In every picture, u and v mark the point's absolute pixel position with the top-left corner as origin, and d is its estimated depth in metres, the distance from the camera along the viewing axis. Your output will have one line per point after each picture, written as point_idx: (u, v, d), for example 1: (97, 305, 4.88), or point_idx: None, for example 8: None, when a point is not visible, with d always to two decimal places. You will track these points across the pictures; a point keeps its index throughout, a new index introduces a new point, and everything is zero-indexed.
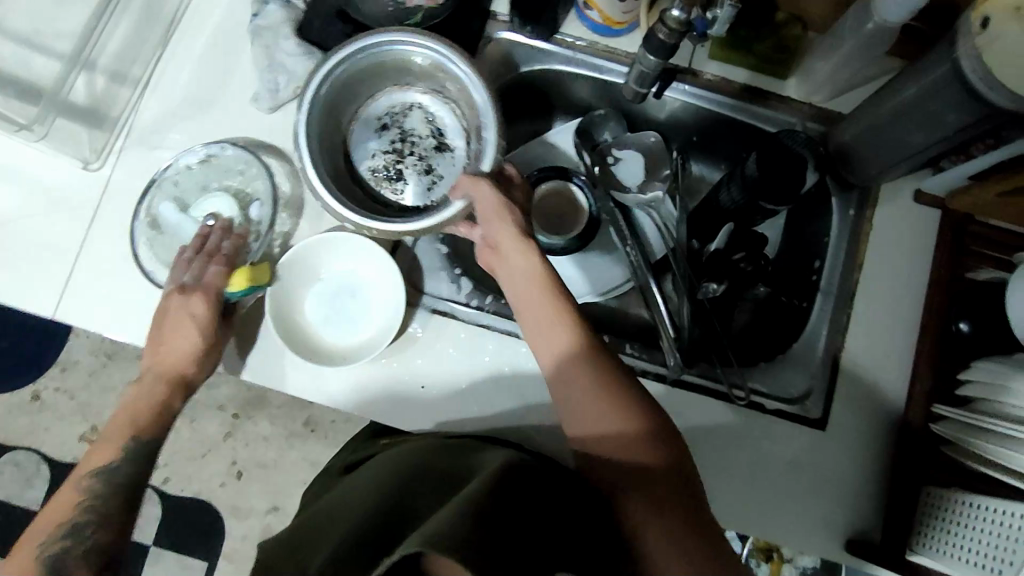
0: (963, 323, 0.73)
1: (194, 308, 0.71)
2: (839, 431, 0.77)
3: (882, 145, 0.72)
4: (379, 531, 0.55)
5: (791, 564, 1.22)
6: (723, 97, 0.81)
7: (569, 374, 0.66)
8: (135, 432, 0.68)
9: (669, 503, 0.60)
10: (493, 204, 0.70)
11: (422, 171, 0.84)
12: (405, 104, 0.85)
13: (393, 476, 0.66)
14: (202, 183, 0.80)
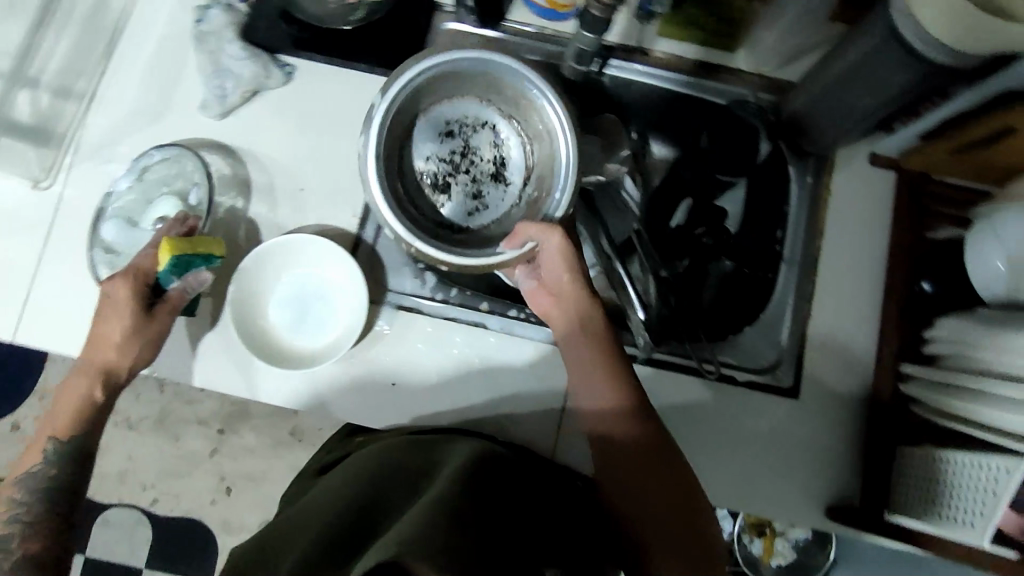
0: (925, 282, 0.75)
1: (113, 292, 0.69)
2: (812, 397, 0.77)
3: (832, 112, 0.72)
4: (341, 534, 0.54)
5: (783, 538, 1.16)
6: (676, 75, 0.81)
7: (591, 390, 0.66)
8: (55, 433, 0.68)
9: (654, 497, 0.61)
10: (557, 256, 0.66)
11: (469, 193, 0.79)
12: (479, 119, 0.78)
13: (360, 478, 0.64)
14: (146, 195, 0.78)
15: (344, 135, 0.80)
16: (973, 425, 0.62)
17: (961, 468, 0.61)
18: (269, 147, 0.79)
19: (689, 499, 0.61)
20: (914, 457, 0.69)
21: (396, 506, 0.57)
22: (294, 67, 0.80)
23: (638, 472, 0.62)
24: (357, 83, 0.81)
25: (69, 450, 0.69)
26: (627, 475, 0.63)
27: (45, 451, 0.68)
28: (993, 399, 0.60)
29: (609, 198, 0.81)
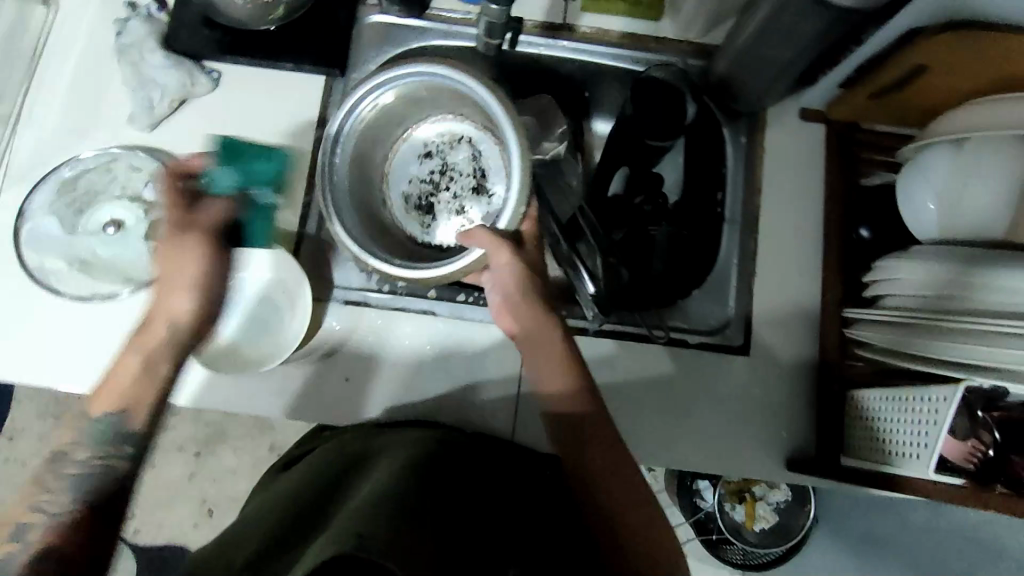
0: (863, 229, 0.76)
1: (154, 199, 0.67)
2: (764, 352, 0.78)
3: (755, 69, 0.73)
4: (291, 535, 0.51)
5: (765, 501, 1.11)
6: (604, 47, 0.81)
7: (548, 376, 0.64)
8: (132, 399, 0.60)
9: (611, 492, 0.60)
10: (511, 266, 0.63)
11: (453, 211, 0.79)
12: (454, 136, 0.79)
13: (309, 477, 0.61)
14: (86, 199, 0.79)
15: (277, 136, 0.80)
16: (917, 359, 0.63)
17: (912, 405, 0.61)
18: (204, 154, 0.79)
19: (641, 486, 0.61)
20: (869, 401, 0.69)
21: (344, 495, 0.54)
22: (221, 73, 0.80)
23: (599, 463, 0.62)
24: (287, 83, 0.80)
25: (104, 427, 0.58)
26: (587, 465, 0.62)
27: (82, 432, 0.59)
28: (934, 332, 0.61)
29: (552, 177, 0.81)
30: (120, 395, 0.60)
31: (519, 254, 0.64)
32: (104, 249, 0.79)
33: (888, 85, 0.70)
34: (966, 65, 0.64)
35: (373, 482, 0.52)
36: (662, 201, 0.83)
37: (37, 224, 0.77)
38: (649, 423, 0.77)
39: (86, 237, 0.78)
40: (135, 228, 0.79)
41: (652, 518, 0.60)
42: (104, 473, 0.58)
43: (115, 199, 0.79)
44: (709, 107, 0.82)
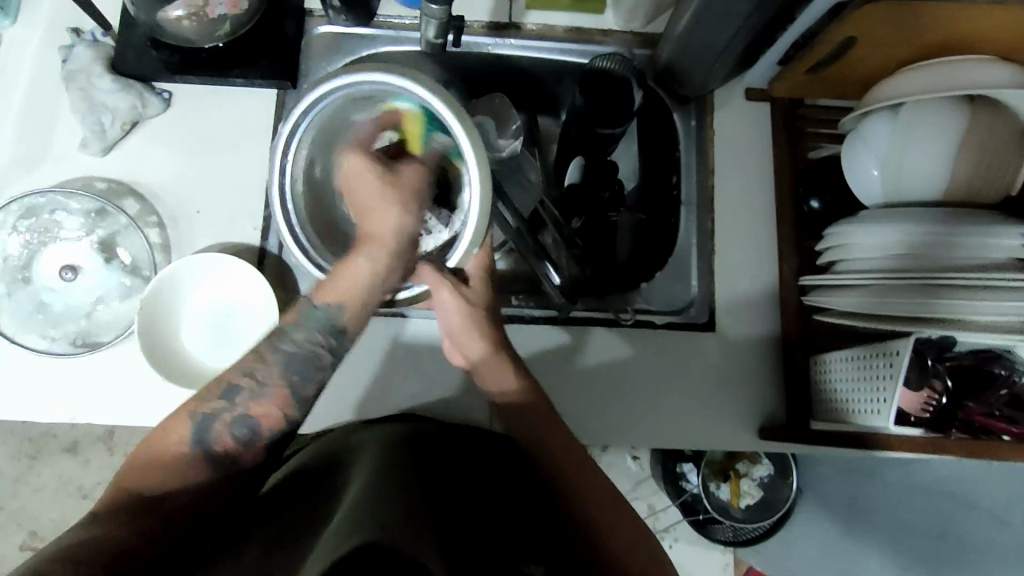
0: (813, 201, 0.78)
1: (351, 166, 0.60)
2: (729, 327, 0.80)
3: (698, 53, 0.75)
4: (266, 531, 0.49)
5: (749, 478, 1.07)
6: (551, 43, 0.83)
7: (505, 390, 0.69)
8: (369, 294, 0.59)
9: (587, 501, 0.62)
10: (452, 303, 0.65)
11: None
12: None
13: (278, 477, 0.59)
14: (28, 250, 0.79)
15: (234, 151, 0.80)
16: (885, 319, 0.64)
17: (877, 361, 0.62)
18: (161, 175, 0.79)
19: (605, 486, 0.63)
20: (834, 362, 0.70)
21: (323, 496, 0.51)
22: (171, 93, 0.80)
23: (573, 478, 0.64)
24: (240, 99, 0.81)
25: (326, 315, 0.59)
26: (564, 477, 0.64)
27: (302, 315, 0.59)
28: (910, 291, 0.62)
29: (514, 175, 0.81)
30: (349, 296, 0.59)
31: (461, 289, 0.65)
32: (62, 297, 0.80)
33: (822, 59, 0.73)
34: (893, 34, 0.67)
35: (352, 484, 0.50)
36: (619, 186, 0.84)
37: (16, 308, 0.78)
38: (625, 405, 0.78)
39: (49, 289, 0.79)
40: (89, 263, 0.80)
41: (631, 522, 0.61)
42: (308, 359, 0.59)
43: (60, 249, 0.80)
44: (655, 91, 0.84)
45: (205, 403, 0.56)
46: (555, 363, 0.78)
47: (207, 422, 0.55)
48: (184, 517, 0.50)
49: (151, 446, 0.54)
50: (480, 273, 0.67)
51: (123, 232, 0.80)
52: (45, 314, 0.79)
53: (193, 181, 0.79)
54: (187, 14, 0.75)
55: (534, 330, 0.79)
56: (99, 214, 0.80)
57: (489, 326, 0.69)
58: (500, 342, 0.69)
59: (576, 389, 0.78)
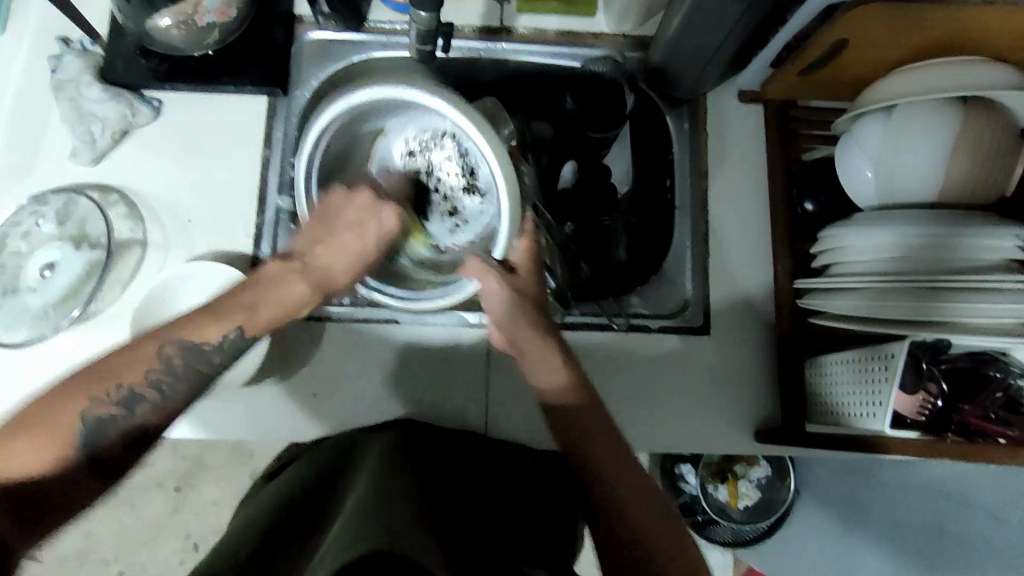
0: (807, 203, 0.78)
1: (386, 219, 0.66)
2: (725, 331, 0.80)
3: (689, 56, 0.75)
4: (279, 544, 0.47)
5: (747, 480, 1.13)
6: (542, 46, 0.83)
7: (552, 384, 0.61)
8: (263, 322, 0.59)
9: (632, 516, 0.55)
10: (499, 295, 0.61)
11: (445, 212, 0.76)
12: (436, 131, 0.75)
13: (295, 483, 0.58)
14: (16, 259, 0.78)
15: (225, 159, 0.79)
16: (882, 322, 0.64)
17: (873, 362, 0.62)
18: (152, 184, 0.78)
19: (653, 500, 0.56)
20: (830, 365, 0.70)
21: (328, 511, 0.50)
22: (161, 101, 0.80)
23: (619, 484, 0.56)
24: (230, 107, 0.80)
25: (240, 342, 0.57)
26: (600, 474, 0.57)
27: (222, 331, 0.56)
28: (908, 294, 0.62)
29: None
30: (271, 312, 0.59)
31: (510, 280, 0.61)
32: (43, 296, 0.77)
33: (813, 62, 0.73)
34: (883, 36, 0.67)
35: (351, 496, 0.48)
36: (612, 190, 0.83)
37: (9, 321, 0.76)
38: (622, 409, 0.78)
39: (32, 291, 0.77)
40: (66, 262, 0.78)
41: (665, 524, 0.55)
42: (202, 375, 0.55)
43: (38, 259, 0.78)
44: (647, 94, 0.84)
45: (99, 402, 0.50)
46: None
47: (91, 419, 0.50)
48: (28, 506, 0.47)
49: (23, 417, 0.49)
50: (529, 262, 0.64)
51: (86, 212, 0.76)
52: (29, 314, 0.76)
53: (185, 190, 0.79)
54: (175, 22, 0.74)
55: None
56: (64, 201, 0.77)
57: (541, 314, 0.62)
58: (549, 329, 0.62)
59: None
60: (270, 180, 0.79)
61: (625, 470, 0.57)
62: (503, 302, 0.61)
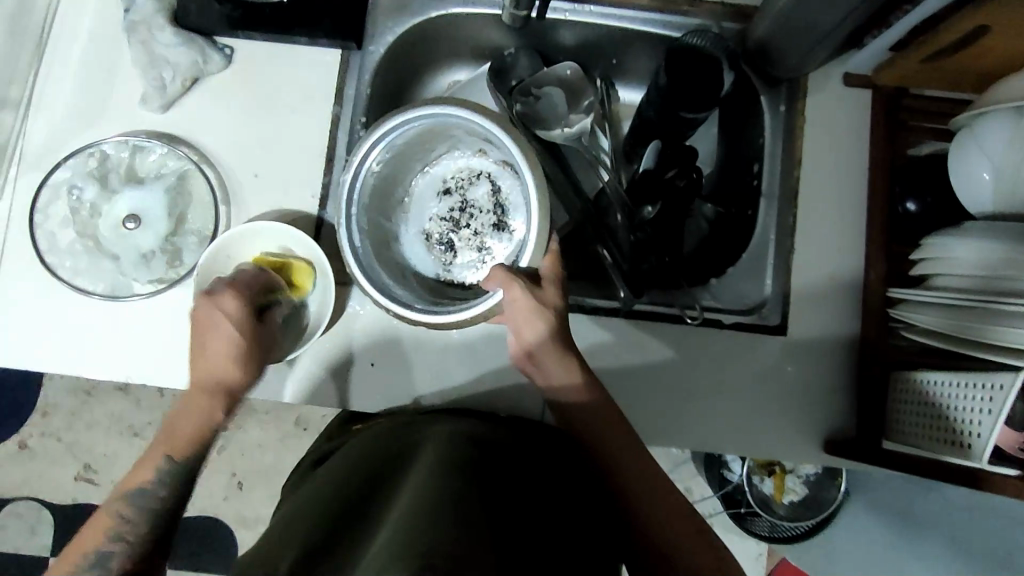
0: (909, 203, 0.72)
1: (222, 307, 0.60)
2: (801, 333, 0.75)
3: (799, 33, 0.68)
4: (336, 526, 0.48)
5: (794, 474, 1.12)
6: (633, 11, 0.76)
7: (565, 392, 0.66)
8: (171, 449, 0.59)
9: (669, 527, 0.59)
10: (525, 304, 0.61)
11: (474, 248, 0.75)
12: (473, 171, 0.75)
13: (355, 466, 0.58)
14: (88, 208, 0.77)
15: (292, 113, 0.77)
16: (984, 346, 0.59)
17: (979, 390, 0.57)
18: (217, 135, 0.77)
19: (680, 506, 0.61)
20: (922, 384, 0.65)
21: (388, 502, 0.49)
22: (233, 48, 0.77)
23: (647, 494, 0.61)
24: (301, 59, 0.77)
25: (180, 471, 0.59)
26: (613, 462, 0.63)
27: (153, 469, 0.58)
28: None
29: (581, 152, 0.83)
30: (191, 433, 0.60)
31: (535, 292, 0.61)
32: (144, 241, 0.77)
33: (941, 48, 0.65)
34: None
35: (409, 494, 0.46)
36: (697, 176, 0.78)
37: (112, 273, 0.76)
38: (684, 405, 0.75)
39: (120, 238, 0.77)
40: (149, 206, 0.77)
41: (681, 513, 0.60)
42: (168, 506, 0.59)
43: (109, 220, 0.77)
44: (745, 74, 0.78)
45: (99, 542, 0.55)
46: (610, 355, 0.75)
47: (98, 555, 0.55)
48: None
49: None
50: (554, 275, 0.64)
51: (109, 145, 0.76)
52: (126, 261, 0.76)
53: (251, 143, 0.76)
54: None
55: (595, 320, 0.75)
56: (88, 155, 0.76)
57: (560, 326, 0.64)
58: (567, 346, 0.65)
59: (630, 386, 0.75)
60: (338, 140, 0.76)
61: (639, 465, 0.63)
62: (529, 319, 0.62)
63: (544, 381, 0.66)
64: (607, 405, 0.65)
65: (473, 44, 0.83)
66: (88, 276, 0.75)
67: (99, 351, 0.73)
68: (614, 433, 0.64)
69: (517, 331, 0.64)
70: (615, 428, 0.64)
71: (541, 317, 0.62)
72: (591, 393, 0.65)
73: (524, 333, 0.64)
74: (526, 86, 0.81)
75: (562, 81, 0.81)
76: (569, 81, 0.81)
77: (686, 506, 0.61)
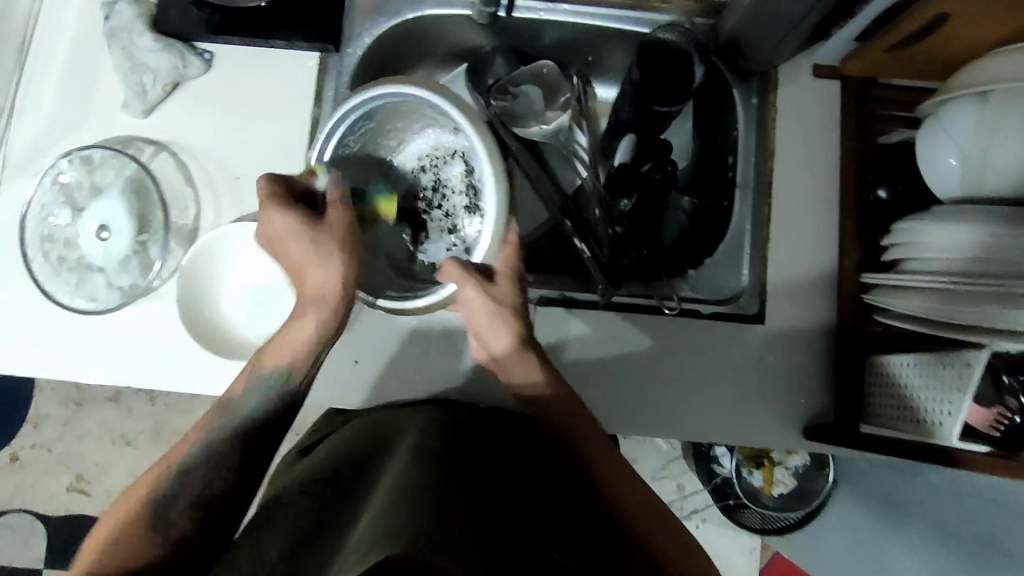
0: (881, 190, 0.73)
1: (275, 224, 0.64)
2: (779, 321, 0.76)
3: (767, 24, 0.69)
4: (316, 514, 0.48)
5: (783, 467, 1.13)
6: (606, 9, 0.78)
7: (535, 385, 0.67)
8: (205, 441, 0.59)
9: (644, 521, 0.60)
10: (480, 300, 0.64)
11: (445, 228, 0.77)
12: (448, 150, 0.77)
13: (329, 459, 0.58)
14: (69, 232, 0.78)
15: (273, 116, 0.78)
16: (956, 327, 0.59)
17: (950, 370, 0.58)
18: (199, 139, 0.77)
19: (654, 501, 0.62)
20: (900, 367, 0.65)
21: (368, 491, 0.49)
22: (212, 53, 0.78)
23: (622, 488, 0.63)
24: (281, 62, 0.78)
25: (278, 379, 0.64)
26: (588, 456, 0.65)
27: (250, 380, 0.64)
28: (992, 298, 0.56)
29: (558, 148, 0.84)
30: (287, 354, 0.64)
31: (487, 288, 0.65)
32: (122, 246, 0.77)
33: (905, 37, 0.67)
34: (987, 13, 0.61)
35: (389, 482, 0.47)
36: (673, 168, 0.79)
37: (89, 287, 0.76)
38: (666, 395, 0.76)
39: (96, 248, 0.77)
40: (116, 213, 0.77)
41: (654, 507, 0.62)
42: (263, 424, 0.62)
43: (85, 233, 0.78)
44: (717, 68, 0.79)
45: (154, 486, 0.55)
46: (590, 347, 0.76)
47: (151, 500, 0.54)
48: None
49: (87, 545, 0.52)
50: (511, 271, 0.67)
51: (60, 164, 0.76)
52: (109, 270, 0.77)
53: (233, 146, 0.77)
54: None
55: (574, 313, 0.76)
56: (50, 183, 0.77)
57: (518, 321, 0.67)
58: (528, 340, 0.67)
59: (611, 377, 0.76)
60: (319, 141, 0.77)
61: (613, 461, 0.65)
62: (482, 314, 0.65)
63: (505, 375, 0.68)
64: (578, 401, 0.67)
65: (451, 45, 0.84)
66: (83, 291, 0.76)
67: (97, 362, 0.74)
68: (588, 427, 0.66)
69: (473, 327, 0.67)
70: (588, 424, 0.66)
71: (494, 312, 0.65)
72: (558, 389, 0.67)
73: (479, 328, 0.67)
74: (503, 85, 0.81)
75: (539, 78, 0.81)
76: (547, 79, 0.81)
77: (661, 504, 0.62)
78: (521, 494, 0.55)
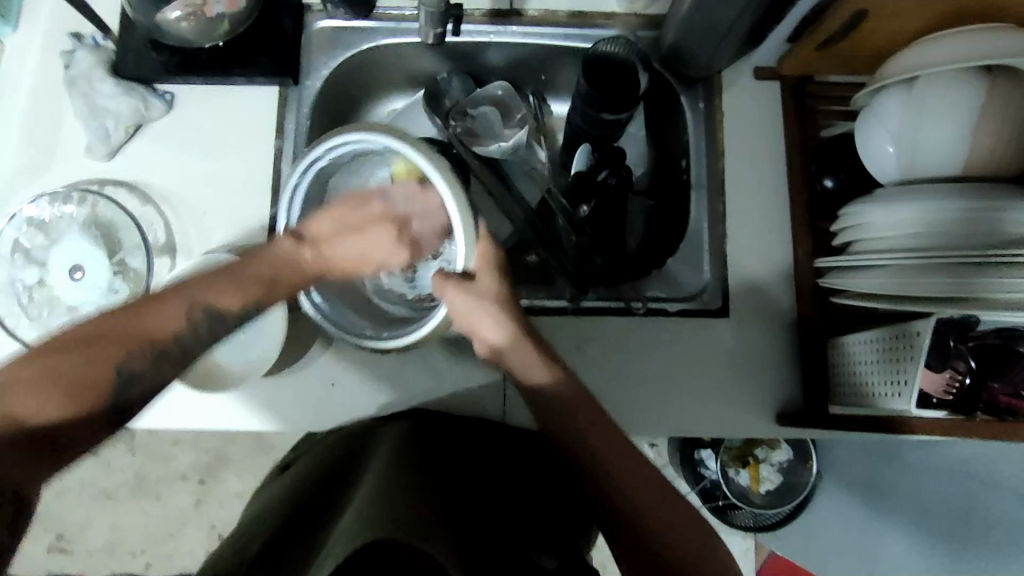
0: (827, 180, 0.77)
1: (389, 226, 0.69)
2: (743, 313, 0.79)
3: (702, 32, 0.73)
4: (294, 522, 0.49)
5: (768, 463, 1.12)
6: (553, 28, 0.82)
7: (528, 375, 0.64)
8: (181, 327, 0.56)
9: (659, 525, 0.54)
10: (463, 306, 0.62)
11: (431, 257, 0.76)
12: None
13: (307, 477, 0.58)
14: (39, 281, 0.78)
15: (237, 149, 0.79)
16: (907, 299, 0.62)
17: (901, 340, 0.61)
18: (165, 177, 0.79)
19: (669, 500, 0.56)
20: (858, 344, 0.68)
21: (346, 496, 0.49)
22: (173, 94, 0.80)
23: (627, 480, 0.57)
24: (243, 97, 0.80)
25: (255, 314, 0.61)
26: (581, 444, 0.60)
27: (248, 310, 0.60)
28: (937, 270, 0.59)
29: (519, 163, 0.85)
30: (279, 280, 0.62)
31: (475, 292, 0.62)
32: (100, 278, 0.77)
33: (831, 36, 0.71)
34: (901, 8, 0.65)
35: (370, 484, 0.47)
36: (627, 174, 0.84)
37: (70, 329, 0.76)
38: (640, 393, 0.77)
39: (73, 292, 0.77)
40: (85, 249, 0.78)
41: (664, 491, 0.57)
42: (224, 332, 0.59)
43: (57, 275, 0.78)
44: (662, 75, 0.83)
45: (132, 355, 0.53)
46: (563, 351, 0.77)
47: (125, 369, 0.53)
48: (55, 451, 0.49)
49: (39, 358, 0.50)
50: (489, 265, 0.64)
51: (15, 227, 0.77)
52: (89, 304, 0.77)
53: (199, 181, 0.79)
54: (186, 15, 0.75)
55: (546, 320, 0.78)
56: (9, 250, 0.78)
57: (510, 315, 0.64)
58: (524, 328, 0.65)
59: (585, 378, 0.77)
60: (282, 172, 0.79)
61: (610, 448, 0.59)
62: (478, 313, 0.63)
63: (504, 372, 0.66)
64: (576, 386, 0.63)
65: (409, 73, 0.88)
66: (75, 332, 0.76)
67: None
68: (592, 423, 0.60)
69: (471, 332, 0.64)
70: (589, 415, 0.61)
71: (489, 311, 0.63)
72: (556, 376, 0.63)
73: (479, 332, 0.64)
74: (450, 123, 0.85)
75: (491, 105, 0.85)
76: (501, 97, 0.85)
77: (663, 487, 0.58)
78: (497, 505, 0.56)
